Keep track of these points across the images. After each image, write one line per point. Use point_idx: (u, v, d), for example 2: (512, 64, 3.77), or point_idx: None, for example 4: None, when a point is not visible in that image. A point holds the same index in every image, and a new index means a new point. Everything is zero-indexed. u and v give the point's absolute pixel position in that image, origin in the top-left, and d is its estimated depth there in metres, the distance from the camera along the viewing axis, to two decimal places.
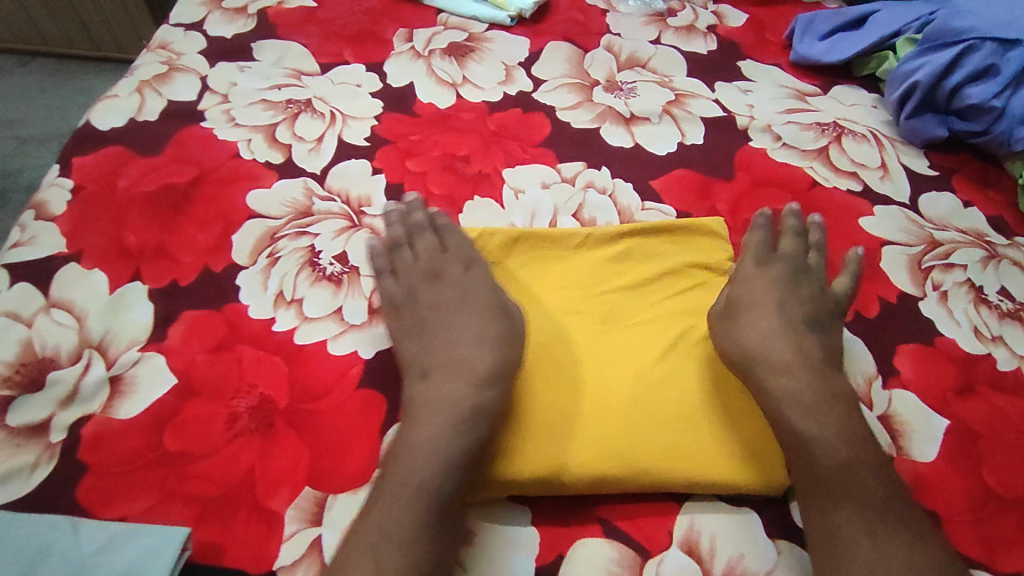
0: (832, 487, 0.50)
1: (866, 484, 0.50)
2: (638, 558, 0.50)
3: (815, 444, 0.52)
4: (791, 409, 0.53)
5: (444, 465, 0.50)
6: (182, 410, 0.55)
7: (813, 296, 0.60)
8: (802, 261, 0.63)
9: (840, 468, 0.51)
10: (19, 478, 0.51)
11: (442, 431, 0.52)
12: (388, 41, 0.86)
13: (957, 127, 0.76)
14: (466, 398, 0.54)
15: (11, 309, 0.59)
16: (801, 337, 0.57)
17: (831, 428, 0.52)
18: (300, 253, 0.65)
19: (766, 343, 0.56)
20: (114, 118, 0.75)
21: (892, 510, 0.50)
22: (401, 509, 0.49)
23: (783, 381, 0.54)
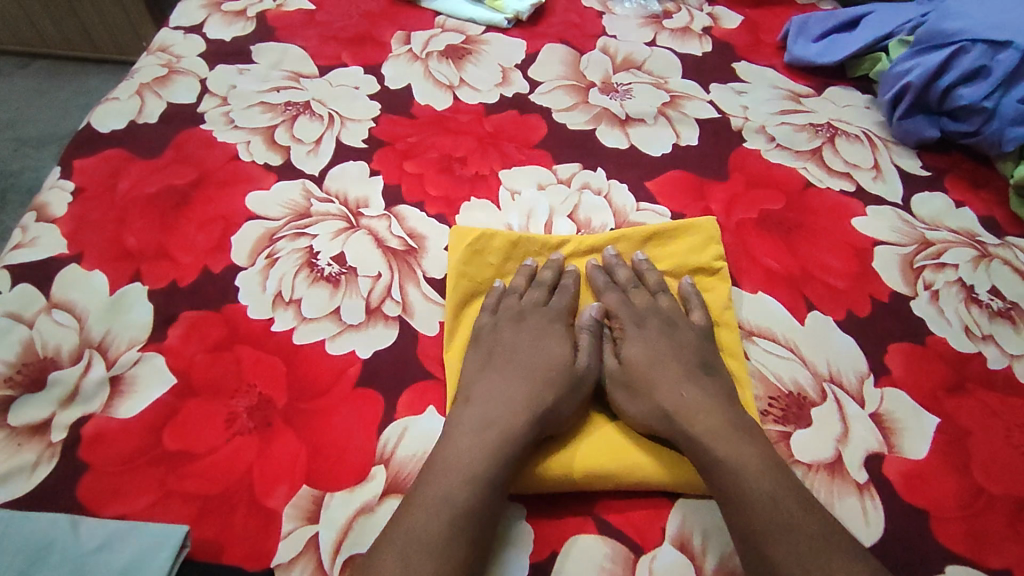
0: (763, 526, 0.48)
1: (793, 509, 0.49)
2: (632, 554, 0.51)
3: (739, 478, 0.50)
4: (708, 443, 0.52)
5: (473, 479, 0.50)
6: (181, 410, 0.55)
7: (693, 341, 0.60)
8: (659, 311, 0.62)
9: (764, 496, 0.49)
10: (21, 477, 0.52)
11: (475, 445, 0.52)
12: (386, 44, 0.87)
13: (949, 127, 0.77)
14: (501, 420, 0.54)
15: (12, 309, 0.60)
16: (704, 388, 0.56)
17: (745, 458, 0.51)
18: (299, 254, 0.65)
19: (670, 393, 0.56)
20: (114, 120, 0.76)
21: (822, 532, 0.48)
22: (431, 517, 0.48)
23: (695, 424, 0.54)
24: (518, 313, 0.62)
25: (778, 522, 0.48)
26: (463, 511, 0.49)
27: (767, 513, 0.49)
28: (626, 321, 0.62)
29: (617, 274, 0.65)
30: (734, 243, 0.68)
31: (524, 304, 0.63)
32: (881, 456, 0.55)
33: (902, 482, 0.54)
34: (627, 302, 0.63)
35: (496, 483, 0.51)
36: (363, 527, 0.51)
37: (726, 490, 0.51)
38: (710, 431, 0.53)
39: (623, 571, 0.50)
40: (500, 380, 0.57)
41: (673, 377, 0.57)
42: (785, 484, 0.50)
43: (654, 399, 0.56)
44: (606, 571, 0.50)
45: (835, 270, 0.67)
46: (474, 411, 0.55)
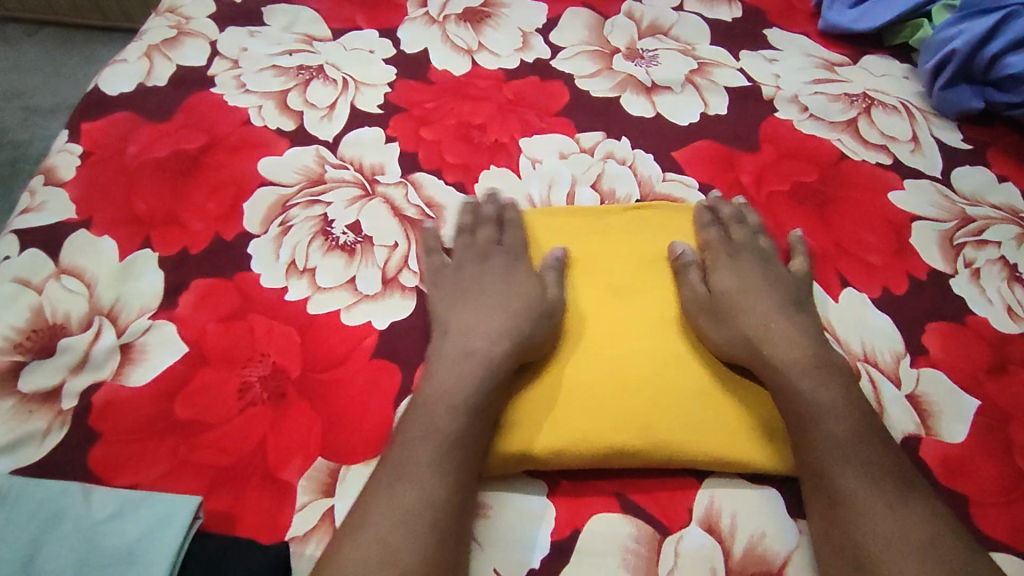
0: (849, 456, 0.49)
1: (870, 451, 0.49)
2: (657, 535, 0.49)
3: (822, 415, 0.50)
4: (794, 377, 0.52)
5: (455, 408, 0.50)
6: (193, 378, 0.54)
7: (787, 278, 0.59)
8: (751, 244, 0.61)
9: (848, 433, 0.50)
10: (31, 444, 0.51)
11: (451, 379, 0.52)
12: (402, 6, 0.83)
13: (994, 98, 0.73)
14: (478, 350, 0.54)
15: (21, 274, 0.58)
16: (790, 315, 0.56)
17: (832, 396, 0.51)
18: (312, 222, 0.63)
19: (758, 324, 0.55)
20: (122, 82, 0.74)
21: (903, 477, 0.48)
22: (424, 450, 0.48)
23: (780, 354, 0.53)
24: (479, 253, 0.61)
25: (847, 461, 0.49)
26: (447, 442, 0.49)
27: (846, 451, 0.49)
28: (721, 254, 0.60)
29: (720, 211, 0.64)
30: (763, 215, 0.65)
31: (480, 242, 0.62)
32: (918, 439, 0.53)
33: (939, 466, 0.51)
34: (726, 237, 0.62)
35: (475, 417, 0.50)
36: None
37: (805, 428, 0.50)
38: (797, 360, 0.53)
39: (648, 551, 0.49)
40: (470, 311, 0.57)
41: (760, 306, 0.57)
42: (870, 429, 0.50)
43: (737, 325, 0.55)
44: (630, 551, 0.49)
45: (870, 245, 0.64)
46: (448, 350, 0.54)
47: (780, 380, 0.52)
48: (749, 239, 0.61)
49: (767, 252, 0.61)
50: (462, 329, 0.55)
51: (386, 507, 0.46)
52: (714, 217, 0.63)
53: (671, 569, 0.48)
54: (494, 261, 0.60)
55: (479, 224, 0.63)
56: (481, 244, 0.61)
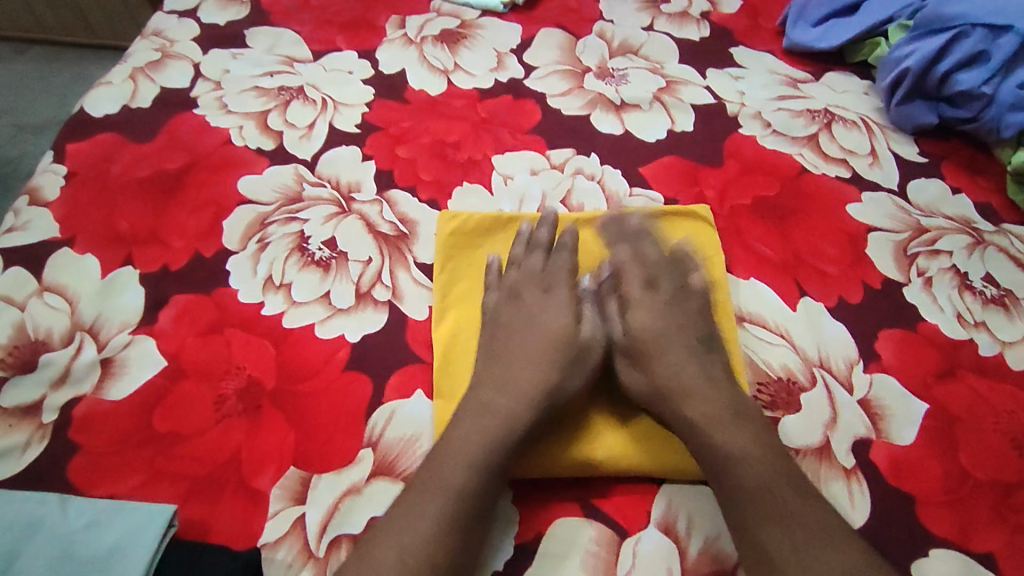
0: (759, 507, 0.49)
1: (787, 498, 0.49)
2: (616, 537, 0.51)
3: (731, 466, 0.50)
4: (705, 431, 0.52)
5: (473, 465, 0.50)
6: (171, 391, 0.56)
7: (700, 310, 0.60)
8: (672, 274, 0.62)
9: (757, 484, 0.49)
10: (12, 457, 0.52)
11: (473, 435, 0.51)
12: (381, 28, 0.86)
13: (947, 113, 0.76)
14: (507, 406, 0.53)
15: (4, 292, 0.60)
16: (706, 366, 0.56)
17: (739, 446, 0.51)
18: (290, 238, 0.65)
19: (673, 370, 0.56)
20: (107, 104, 0.76)
21: (817, 526, 0.48)
22: (427, 505, 0.48)
23: (691, 408, 0.53)
24: (513, 291, 0.61)
25: (763, 508, 0.49)
26: (458, 496, 0.49)
27: (761, 501, 0.49)
28: (636, 284, 0.62)
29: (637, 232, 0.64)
30: (726, 228, 0.68)
31: (515, 279, 0.62)
32: (869, 441, 0.55)
33: (888, 467, 0.53)
34: (637, 259, 0.63)
35: (496, 469, 0.51)
36: (350, 509, 0.52)
37: (718, 477, 0.51)
38: (707, 418, 0.53)
39: (607, 553, 0.50)
40: (499, 360, 0.57)
41: (679, 355, 0.57)
42: (778, 474, 0.50)
43: (654, 373, 0.56)
44: (590, 553, 0.50)
45: (828, 256, 0.66)
46: (481, 400, 0.54)
47: (689, 433, 0.53)
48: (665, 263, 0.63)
49: (690, 282, 0.62)
50: (488, 384, 0.55)
51: (375, 559, 0.46)
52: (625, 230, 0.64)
53: (628, 569, 0.50)
54: (526, 297, 0.61)
55: (530, 252, 0.64)
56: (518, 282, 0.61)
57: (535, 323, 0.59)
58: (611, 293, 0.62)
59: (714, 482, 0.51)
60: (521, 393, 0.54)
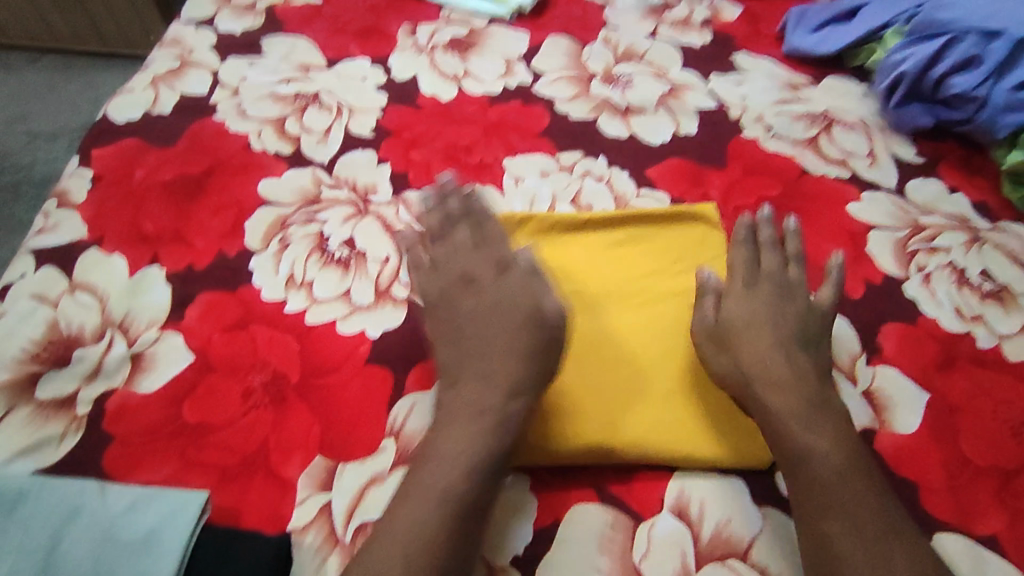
0: (829, 501, 0.50)
1: (861, 497, 0.50)
2: (630, 522, 0.53)
3: (810, 458, 0.52)
4: (785, 421, 0.54)
5: (465, 467, 0.51)
6: (199, 384, 0.58)
7: (801, 314, 0.60)
8: (772, 275, 0.62)
9: (834, 478, 0.51)
10: (49, 447, 0.55)
11: (462, 437, 0.53)
12: (393, 36, 0.89)
13: (942, 115, 0.79)
14: (493, 408, 0.54)
15: (37, 290, 0.62)
16: (795, 357, 0.57)
17: (820, 442, 0.52)
18: (310, 239, 0.68)
19: (758, 360, 0.57)
20: (130, 110, 0.79)
21: (887, 525, 0.49)
22: (426, 509, 0.50)
23: (775, 397, 0.55)
24: (462, 275, 0.62)
25: (836, 507, 0.50)
26: (453, 497, 0.50)
27: (833, 495, 0.50)
28: (739, 281, 0.62)
29: (761, 234, 0.64)
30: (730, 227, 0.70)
31: (458, 265, 0.63)
32: (873, 431, 0.57)
33: (890, 454, 0.56)
34: (754, 264, 0.62)
35: (487, 469, 0.52)
36: (375, 496, 0.53)
37: (792, 466, 0.52)
38: (788, 408, 0.54)
39: (623, 537, 0.52)
40: (476, 360, 0.58)
41: (766, 344, 0.58)
42: (859, 470, 0.51)
43: (738, 359, 0.57)
44: (606, 537, 0.52)
45: (829, 254, 0.68)
46: (458, 398, 0.56)
47: (768, 420, 0.55)
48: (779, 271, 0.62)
49: (790, 281, 0.62)
50: (472, 376, 0.57)
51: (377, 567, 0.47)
52: (751, 232, 0.64)
53: (644, 553, 0.52)
54: (482, 282, 0.62)
55: (456, 223, 0.64)
56: (469, 267, 0.62)
57: (500, 307, 0.60)
58: (711, 288, 0.61)
59: (789, 470, 0.53)
60: (502, 385, 0.56)
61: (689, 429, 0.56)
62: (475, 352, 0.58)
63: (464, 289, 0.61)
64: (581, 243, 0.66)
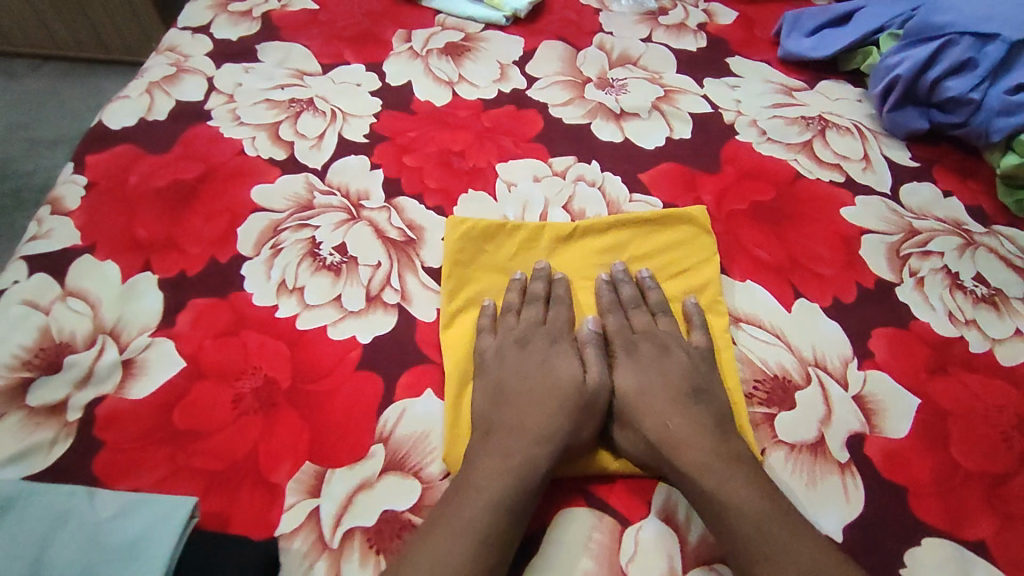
0: (757, 553, 0.49)
1: (784, 541, 0.49)
2: (618, 527, 0.53)
3: (725, 512, 0.50)
4: (694, 479, 0.52)
5: (493, 504, 0.51)
6: (190, 390, 0.58)
7: (686, 366, 0.59)
8: (671, 336, 0.61)
9: (755, 528, 0.49)
10: (38, 453, 0.55)
11: (495, 472, 0.52)
12: (388, 42, 0.89)
13: (937, 119, 0.78)
14: (521, 451, 0.54)
15: (29, 297, 0.63)
16: (690, 410, 0.56)
17: (734, 492, 0.51)
18: (302, 244, 0.68)
19: (659, 424, 0.56)
20: (125, 117, 0.79)
21: (823, 565, 0.48)
22: (451, 542, 0.49)
23: (683, 454, 0.53)
24: (518, 338, 0.61)
25: (767, 560, 0.48)
26: (479, 534, 0.49)
27: (761, 544, 0.49)
28: (618, 347, 0.61)
29: (622, 291, 0.64)
30: (724, 232, 0.70)
31: (523, 324, 0.62)
32: (863, 436, 0.56)
33: (881, 460, 0.55)
34: (626, 325, 0.62)
35: (517, 511, 0.51)
36: (363, 502, 0.53)
37: (714, 522, 0.51)
38: (697, 464, 0.53)
39: (610, 541, 0.52)
40: (512, 406, 0.57)
41: (662, 402, 0.57)
42: (773, 513, 0.50)
43: (641, 430, 0.56)
44: (593, 541, 0.52)
45: (822, 258, 0.68)
46: (494, 439, 0.55)
47: (682, 480, 0.53)
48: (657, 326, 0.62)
49: (658, 334, 0.62)
50: (505, 425, 0.56)
51: None
52: (613, 289, 0.64)
53: (631, 556, 0.51)
54: (534, 346, 0.61)
55: (526, 302, 0.64)
56: (525, 326, 0.62)
57: (546, 367, 0.60)
58: (591, 342, 0.61)
59: (714, 530, 0.51)
60: (533, 433, 0.55)
61: None
62: (502, 402, 0.58)
63: (520, 351, 0.60)
64: (569, 255, 0.67)
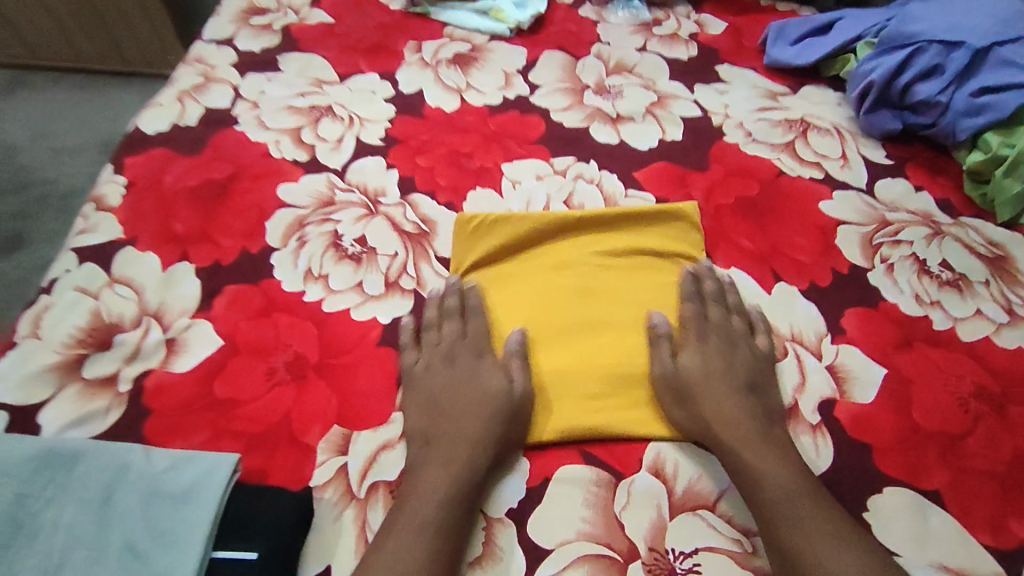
0: (786, 517, 0.53)
1: (811, 511, 0.54)
2: (613, 480, 0.59)
3: (760, 483, 0.55)
4: (740, 453, 0.57)
5: (444, 504, 0.54)
6: (228, 365, 0.64)
7: (750, 360, 0.63)
8: (721, 327, 0.65)
9: (785, 499, 0.54)
10: (95, 420, 0.61)
11: (439, 476, 0.56)
12: (400, 53, 0.96)
13: (910, 120, 0.85)
14: (462, 454, 0.57)
15: (80, 284, 0.69)
16: (747, 397, 0.61)
17: (772, 466, 0.56)
18: (325, 237, 0.74)
19: (716, 404, 0.60)
20: (159, 123, 0.86)
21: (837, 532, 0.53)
22: (411, 542, 0.52)
23: (734, 433, 0.58)
24: (445, 352, 0.64)
25: (796, 525, 0.53)
26: (436, 532, 0.53)
27: (791, 512, 0.54)
28: (692, 334, 0.64)
29: (703, 285, 0.68)
30: (712, 225, 0.76)
31: (446, 337, 0.65)
32: (833, 400, 0.62)
33: (850, 423, 0.61)
34: (702, 316, 0.65)
35: (463, 509, 0.55)
36: (386, 459, 0.60)
37: (751, 490, 0.55)
38: (742, 440, 0.58)
39: (606, 492, 0.58)
40: (447, 415, 0.60)
41: (721, 390, 0.61)
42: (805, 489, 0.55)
43: (699, 407, 0.60)
44: (591, 491, 0.58)
45: (801, 246, 0.74)
46: (434, 447, 0.58)
47: (727, 453, 0.58)
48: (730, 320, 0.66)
49: (732, 328, 0.65)
50: (441, 434, 0.59)
51: None
52: (696, 286, 0.68)
53: (624, 505, 0.57)
54: (459, 363, 0.64)
55: (445, 317, 0.67)
56: (447, 340, 0.65)
57: (473, 381, 0.62)
58: (664, 334, 0.64)
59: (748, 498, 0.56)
60: (473, 436, 0.58)
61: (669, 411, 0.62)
62: (440, 412, 0.61)
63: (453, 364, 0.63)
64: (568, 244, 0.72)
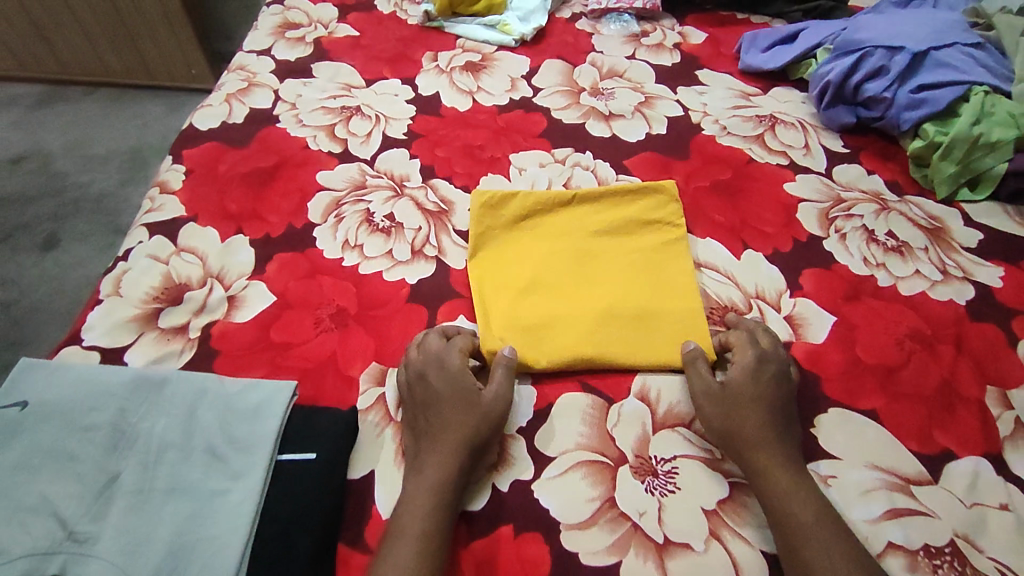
0: (801, 533, 0.59)
1: (825, 531, 0.59)
2: (606, 405, 0.70)
3: (781, 502, 0.61)
4: (768, 472, 0.63)
5: (433, 511, 0.60)
6: (281, 316, 0.77)
7: (790, 395, 0.68)
8: (775, 359, 0.70)
9: (811, 518, 0.60)
10: (171, 359, 0.73)
11: (428, 482, 0.62)
12: (418, 61, 1.09)
13: (863, 114, 0.97)
14: (451, 464, 0.63)
15: (151, 252, 0.82)
16: (784, 425, 0.66)
17: (795, 488, 0.62)
18: (359, 214, 0.87)
19: (753, 424, 0.65)
20: (210, 120, 0.99)
21: (847, 551, 0.58)
22: (407, 547, 0.58)
23: (764, 452, 0.64)
24: (417, 372, 0.69)
25: (806, 540, 0.59)
26: (428, 537, 0.59)
27: (810, 533, 0.59)
28: (745, 351, 0.70)
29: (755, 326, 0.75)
30: (690, 203, 0.89)
31: (420, 360, 0.70)
32: (791, 342, 0.75)
33: (805, 360, 0.73)
34: (754, 342, 0.71)
35: (450, 514, 0.61)
36: None
37: (775, 508, 0.61)
38: (771, 462, 0.63)
39: (600, 414, 0.70)
40: (432, 427, 0.66)
41: (761, 416, 0.66)
42: (819, 513, 0.60)
43: (737, 423, 0.66)
44: (587, 413, 0.70)
45: (767, 220, 0.87)
46: (426, 458, 0.64)
47: (757, 470, 0.63)
48: (776, 349, 0.71)
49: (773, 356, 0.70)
50: (430, 447, 0.65)
51: None
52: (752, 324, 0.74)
53: (615, 423, 0.69)
54: (431, 376, 0.68)
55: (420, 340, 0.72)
56: (420, 363, 0.69)
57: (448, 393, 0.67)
58: (699, 356, 0.70)
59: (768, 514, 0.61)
60: (458, 444, 0.64)
61: (649, 345, 0.73)
62: (426, 426, 0.66)
63: (439, 373, 0.68)
64: (567, 216, 0.84)
